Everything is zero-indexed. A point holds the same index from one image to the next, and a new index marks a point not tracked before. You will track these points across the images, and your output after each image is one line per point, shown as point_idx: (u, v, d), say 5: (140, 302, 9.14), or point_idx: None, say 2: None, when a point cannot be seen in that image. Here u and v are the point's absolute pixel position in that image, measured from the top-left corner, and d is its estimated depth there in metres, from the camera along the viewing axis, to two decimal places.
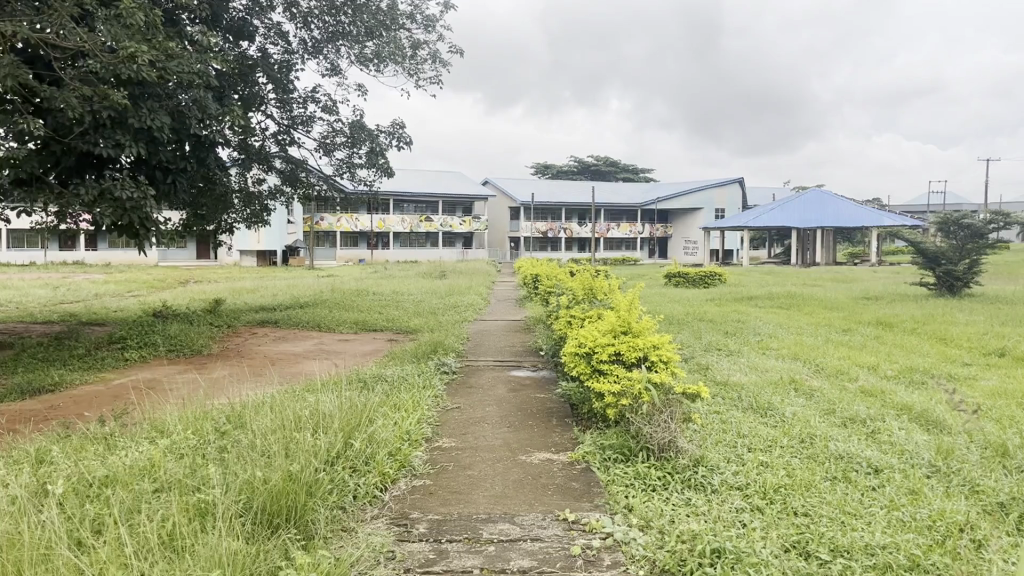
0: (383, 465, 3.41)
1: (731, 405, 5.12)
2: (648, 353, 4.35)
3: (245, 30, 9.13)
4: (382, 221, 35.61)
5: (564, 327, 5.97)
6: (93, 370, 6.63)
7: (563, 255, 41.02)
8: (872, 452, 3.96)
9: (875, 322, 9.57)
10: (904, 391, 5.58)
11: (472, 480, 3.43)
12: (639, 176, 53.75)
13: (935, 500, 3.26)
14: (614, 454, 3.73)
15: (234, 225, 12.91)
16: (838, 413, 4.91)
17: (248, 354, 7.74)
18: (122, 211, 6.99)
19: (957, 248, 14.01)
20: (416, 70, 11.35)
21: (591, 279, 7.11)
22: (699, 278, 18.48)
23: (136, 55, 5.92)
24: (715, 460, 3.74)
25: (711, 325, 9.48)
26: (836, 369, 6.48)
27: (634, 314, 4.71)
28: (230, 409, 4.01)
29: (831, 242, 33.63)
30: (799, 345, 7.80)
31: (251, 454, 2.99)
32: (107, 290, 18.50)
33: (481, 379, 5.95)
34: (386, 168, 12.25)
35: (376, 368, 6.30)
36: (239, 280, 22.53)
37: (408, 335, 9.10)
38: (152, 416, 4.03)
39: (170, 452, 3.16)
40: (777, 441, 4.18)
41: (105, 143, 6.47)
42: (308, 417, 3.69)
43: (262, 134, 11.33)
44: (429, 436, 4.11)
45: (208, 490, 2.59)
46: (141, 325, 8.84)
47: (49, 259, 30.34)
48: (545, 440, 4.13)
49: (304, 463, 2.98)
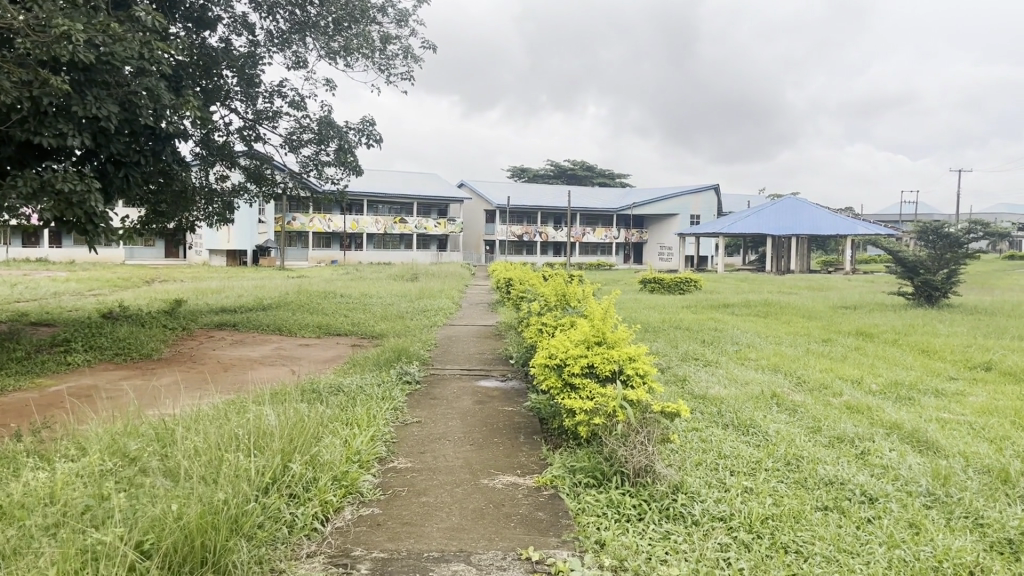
0: (325, 492, 3.02)
1: (710, 421, 4.79)
2: (624, 366, 3.99)
3: (205, 18, 8.71)
4: (355, 222, 35.04)
5: (535, 336, 5.61)
6: (29, 375, 6.16)
7: (538, 259, 40.74)
8: (864, 477, 3.65)
9: (854, 332, 9.34)
10: (891, 407, 5.29)
11: (427, 509, 3.06)
12: (616, 180, 53.83)
13: (938, 536, 2.95)
14: (585, 479, 3.37)
15: (196, 224, 12.44)
16: (824, 432, 4.60)
17: (201, 359, 7.30)
18: (64, 204, 6.51)
19: (937, 258, 13.87)
20: (388, 66, 10.96)
21: (564, 283, 6.77)
22: (677, 286, 18.23)
23: (71, 34, 5.51)
24: (695, 486, 3.40)
25: (687, 334, 9.19)
26: (818, 382, 6.18)
27: (609, 323, 4.35)
28: (161, 425, 3.60)
29: (807, 251, 33.23)
30: (778, 356, 7.51)
31: (168, 485, 2.60)
32: (67, 288, 17.90)
33: (445, 390, 5.57)
34: (355, 167, 11.83)
35: (335, 377, 5.90)
36: (206, 279, 21.96)
37: (373, 341, 8.69)
38: (73, 430, 3.63)
39: (77, 478, 2.76)
40: (761, 463, 3.87)
41: (45, 131, 6.03)
42: (242, 435, 3.30)
43: (226, 129, 10.89)
44: (382, 455, 3.73)
45: (106, 531, 2.20)
46: (88, 326, 8.38)
47: (11, 255, 29.58)
48: (510, 461, 3.76)
49: (230, 492, 2.60)
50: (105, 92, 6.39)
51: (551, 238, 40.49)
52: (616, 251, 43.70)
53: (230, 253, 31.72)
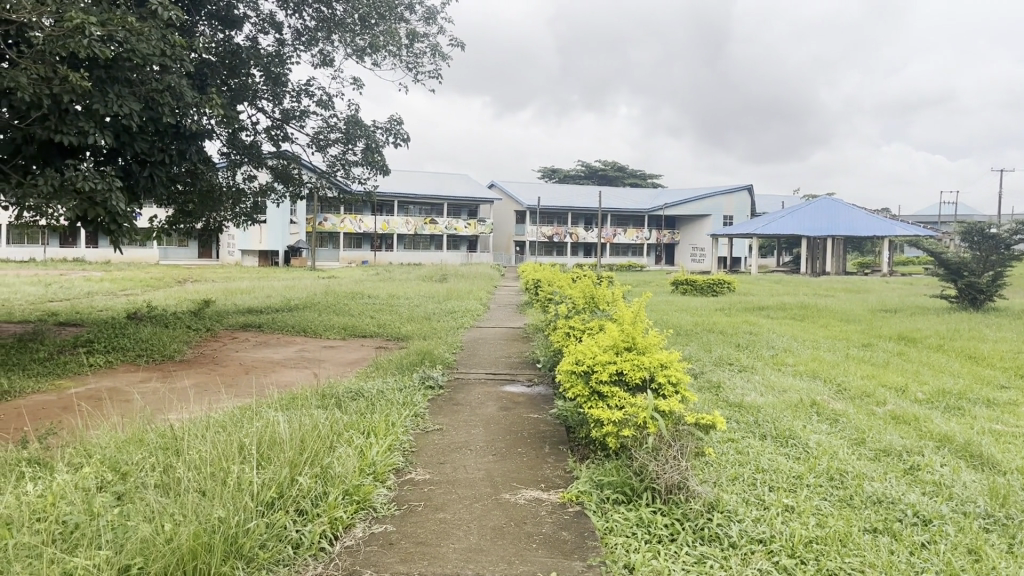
0: (336, 508, 2.83)
1: (747, 432, 4.54)
2: (655, 374, 3.77)
3: (231, 15, 8.62)
4: (386, 224, 35.16)
5: (561, 340, 5.38)
6: (50, 377, 6.09)
7: (569, 260, 40.43)
8: (916, 495, 3.39)
9: (896, 336, 8.98)
10: (940, 418, 4.99)
11: (445, 526, 2.87)
12: (648, 181, 53.41)
13: (1001, 564, 2.69)
14: (614, 495, 3.16)
15: (223, 225, 12.40)
16: (868, 444, 4.32)
17: (223, 360, 7.19)
18: (85, 203, 6.41)
19: (981, 259, 13.41)
20: (415, 64, 10.81)
21: (593, 285, 6.53)
22: (709, 287, 17.87)
23: (85, 27, 5.39)
24: (732, 505, 3.16)
25: (721, 337, 8.90)
26: (861, 391, 5.88)
27: (639, 328, 4.12)
28: (170, 431, 3.46)
29: (843, 253, 32.55)
30: (818, 362, 7.20)
31: (166, 503, 2.44)
32: (102, 288, 18.06)
33: (469, 396, 5.37)
34: (383, 166, 11.69)
35: (356, 381, 5.73)
36: (237, 279, 22.07)
37: (398, 343, 8.53)
38: (80, 437, 3.51)
39: (73, 491, 2.62)
40: (803, 479, 3.63)
41: (66, 129, 5.92)
42: (251, 444, 3.14)
43: (253, 129, 10.81)
44: (400, 467, 3.54)
45: (90, 554, 2.03)
46: (112, 327, 8.32)
47: (49, 255, 30.06)
48: (534, 474, 3.55)
49: (231, 510, 2.42)
50: (128, 90, 6.29)
51: (582, 239, 40.14)
52: (647, 253, 43.24)
53: (262, 254, 31.91)
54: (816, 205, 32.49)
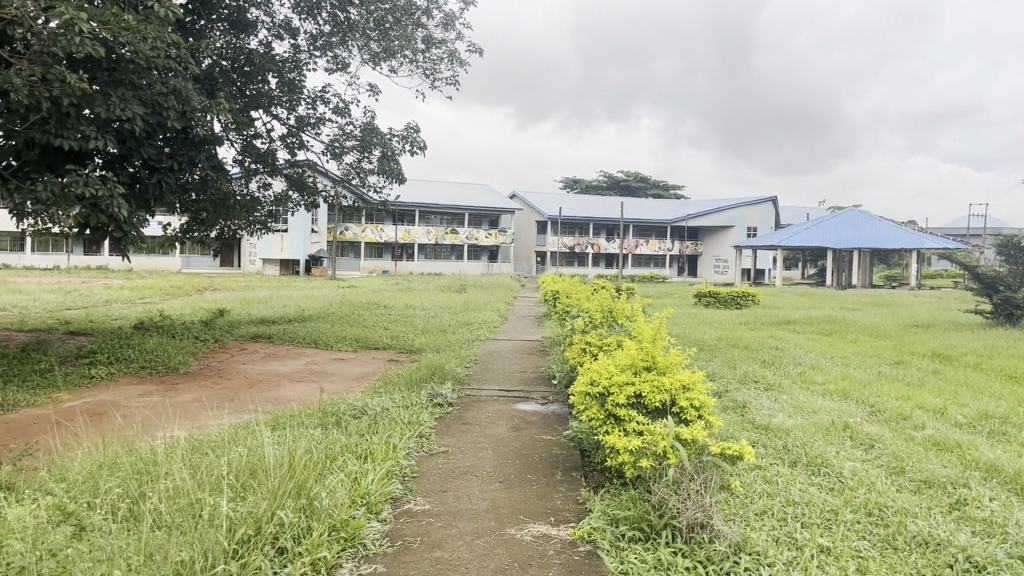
0: (320, 546, 2.55)
1: (775, 458, 4.22)
2: (676, 397, 3.46)
3: (243, 19, 8.42)
4: (407, 233, 35.08)
5: (577, 356, 5.09)
6: (48, 390, 5.88)
7: (590, 271, 40.08)
8: (965, 536, 3.06)
9: (929, 353, 8.59)
10: (984, 444, 4.64)
11: (441, 567, 2.57)
12: (671, 193, 53.06)
13: None
14: (630, 532, 2.86)
15: (239, 233, 12.21)
16: (908, 473, 3.99)
17: (228, 373, 6.96)
18: (87, 209, 6.21)
19: (1018, 273, 12.82)
20: (433, 70, 10.59)
21: (611, 298, 6.23)
22: (732, 299, 17.46)
23: (78, 26, 5.15)
24: (762, 545, 2.84)
25: (745, 353, 8.55)
26: (896, 413, 5.52)
27: (659, 346, 3.81)
28: (149, 455, 3.20)
29: (870, 265, 31.83)
30: (848, 381, 6.84)
31: (122, 546, 2.18)
32: (122, 296, 18.02)
33: (479, 415, 5.07)
34: (398, 174, 11.47)
35: (362, 397, 5.47)
36: (255, 289, 22.04)
37: (410, 356, 8.27)
38: (53, 461, 3.26)
39: (25, 526, 2.36)
40: (839, 513, 3.31)
41: (66, 133, 5.71)
42: (235, 472, 2.88)
43: (269, 135, 10.64)
44: (398, 495, 3.27)
45: None
46: (119, 337, 8.13)
47: (72, 262, 30.22)
48: (544, 505, 3.25)
49: (196, 552, 2.16)
50: (132, 93, 6.07)
51: (603, 250, 39.80)
52: (670, 264, 42.77)
53: (283, 263, 31.91)
54: (842, 217, 31.91)
